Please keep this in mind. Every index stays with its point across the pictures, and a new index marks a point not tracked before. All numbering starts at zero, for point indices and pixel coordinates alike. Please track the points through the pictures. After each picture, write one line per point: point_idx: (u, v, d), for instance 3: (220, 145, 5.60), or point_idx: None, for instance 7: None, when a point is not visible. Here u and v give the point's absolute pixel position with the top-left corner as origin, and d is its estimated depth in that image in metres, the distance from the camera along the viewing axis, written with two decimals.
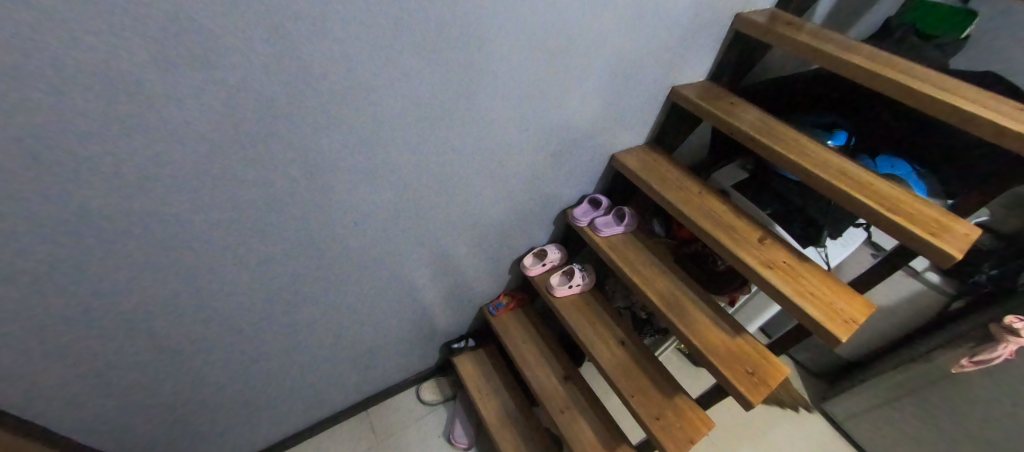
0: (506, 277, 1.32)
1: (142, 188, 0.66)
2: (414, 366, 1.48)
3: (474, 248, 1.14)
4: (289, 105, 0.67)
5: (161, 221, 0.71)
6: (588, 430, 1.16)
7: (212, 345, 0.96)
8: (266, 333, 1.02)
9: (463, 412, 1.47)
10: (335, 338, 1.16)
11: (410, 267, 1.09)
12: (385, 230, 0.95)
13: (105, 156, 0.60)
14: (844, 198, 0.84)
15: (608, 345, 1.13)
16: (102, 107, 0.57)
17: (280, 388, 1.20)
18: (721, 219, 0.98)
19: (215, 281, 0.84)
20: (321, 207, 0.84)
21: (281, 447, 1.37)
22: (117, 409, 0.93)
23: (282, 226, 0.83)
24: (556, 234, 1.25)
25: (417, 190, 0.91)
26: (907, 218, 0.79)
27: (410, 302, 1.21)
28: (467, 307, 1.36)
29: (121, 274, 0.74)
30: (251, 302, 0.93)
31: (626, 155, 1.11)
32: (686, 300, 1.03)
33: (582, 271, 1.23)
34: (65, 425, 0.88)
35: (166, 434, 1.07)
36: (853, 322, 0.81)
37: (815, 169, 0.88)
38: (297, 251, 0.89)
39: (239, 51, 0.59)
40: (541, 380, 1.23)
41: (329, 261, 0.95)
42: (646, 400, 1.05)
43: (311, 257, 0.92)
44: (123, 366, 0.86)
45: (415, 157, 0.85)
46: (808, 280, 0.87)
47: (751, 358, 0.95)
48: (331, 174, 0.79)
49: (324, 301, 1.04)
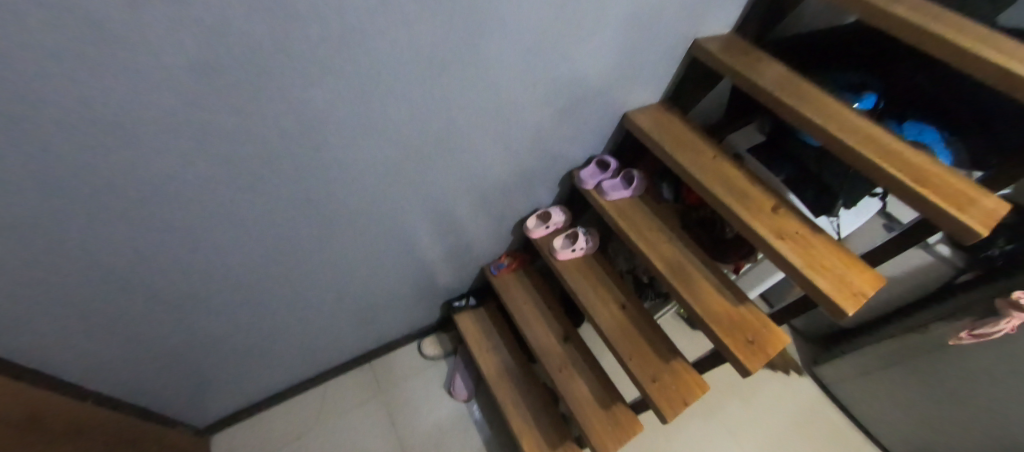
0: (509, 237, 1.30)
1: (129, 155, 0.60)
2: (415, 320, 1.50)
3: (476, 208, 1.11)
4: (281, 62, 0.60)
5: (152, 187, 0.66)
6: (585, 389, 1.18)
7: (211, 299, 0.96)
8: (266, 288, 1.02)
9: (463, 365, 1.51)
10: (337, 294, 1.17)
11: (410, 226, 1.07)
12: (384, 189, 0.92)
13: (85, 123, 0.54)
14: (868, 166, 0.80)
15: (609, 308, 1.13)
16: (71, 70, 0.49)
17: (284, 340, 1.22)
18: (734, 183, 0.93)
19: (211, 239, 0.82)
20: (317, 167, 0.79)
21: (288, 393, 1.42)
22: (122, 356, 0.95)
23: (278, 187, 0.79)
24: (561, 196, 1.22)
25: (417, 149, 0.87)
26: (933, 189, 0.74)
27: (410, 260, 1.20)
28: (468, 266, 1.36)
29: (111, 233, 0.71)
30: (248, 258, 0.92)
31: (639, 114, 1.05)
32: (691, 266, 1.01)
33: (586, 234, 1.20)
34: (72, 372, 0.90)
35: (177, 379, 1.11)
36: (861, 295, 0.79)
37: (841, 134, 0.83)
38: (294, 211, 0.86)
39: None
40: (541, 339, 1.25)
41: (327, 220, 0.93)
42: (644, 363, 1.06)
43: (310, 216, 0.90)
44: (123, 318, 0.87)
45: (415, 115, 0.79)
46: (820, 250, 0.85)
47: (752, 326, 0.94)
48: (327, 133, 0.74)
49: (323, 258, 1.02)
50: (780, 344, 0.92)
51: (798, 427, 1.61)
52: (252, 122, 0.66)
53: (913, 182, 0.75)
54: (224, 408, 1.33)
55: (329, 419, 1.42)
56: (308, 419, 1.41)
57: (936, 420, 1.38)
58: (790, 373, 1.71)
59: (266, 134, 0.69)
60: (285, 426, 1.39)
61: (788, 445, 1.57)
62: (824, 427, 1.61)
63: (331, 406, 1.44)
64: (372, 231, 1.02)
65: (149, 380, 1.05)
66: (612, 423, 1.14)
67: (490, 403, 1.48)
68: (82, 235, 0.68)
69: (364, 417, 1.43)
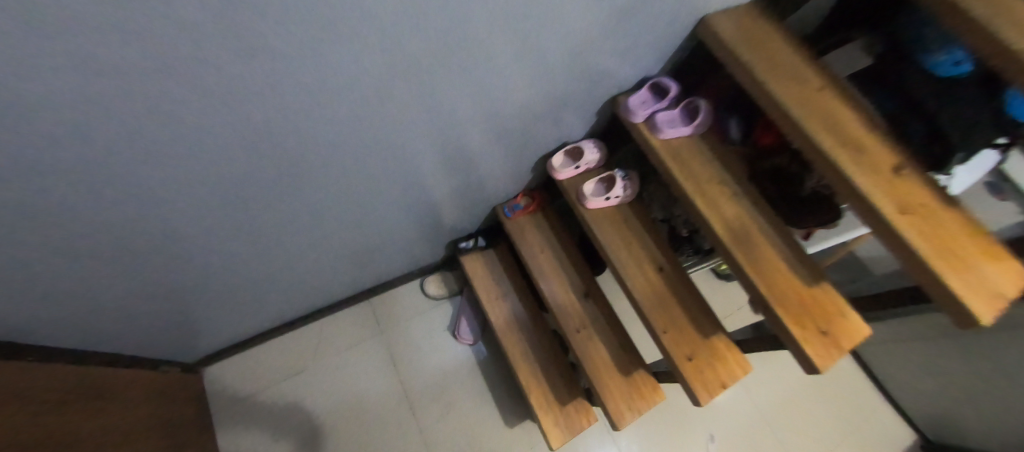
0: (528, 175, 1.08)
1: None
2: (418, 258, 1.34)
3: (490, 142, 0.88)
4: None
5: (29, 145, 0.45)
6: (604, 353, 1.05)
7: (171, 253, 0.79)
8: (237, 236, 0.84)
9: (470, 308, 1.39)
10: (328, 234, 1.00)
11: (409, 164, 0.85)
12: (374, 127, 0.69)
13: None
14: None
15: (644, 270, 0.94)
16: None
17: (268, 281, 1.08)
18: (845, 130, 0.68)
19: (152, 198, 0.63)
20: (279, 107, 0.56)
21: (282, 328, 1.33)
22: (78, 312, 0.81)
23: (230, 134, 0.57)
24: (596, 128, 0.97)
25: (417, 76, 0.62)
26: None
27: (409, 199, 1.00)
28: (478, 205, 1.16)
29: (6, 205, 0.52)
30: (209, 213, 0.72)
31: (722, 20, 0.75)
32: (757, 231, 0.80)
33: (625, 179, 0.98)
34: (20, 336, 0.77)
35: (156, 321, 0.99)
36: (1001, 298, 0.59)
37: None
38: (258, 159, 0.65)
39: None
40: (558, 295, 1.09)
41: (303, 167, 0.71)
42: (679, 337, 0.90)
43: (281, 165, 0.68)
44: (64, 281, 0.71)
45: (414, 27, 0.53)
46: (952, 232, 0.63)
47: (826, 311, 0.76)
48: (289, 62, 0.49)
49: (302, 202, 0.83)
50: (858, 336, 0.75)
51: (818, 385, 1.52)
52: (158, 39, 0.41)
53: None
54: (217, 342, 1.24)
55: (328, 354, 1.34)
56: (307, 353, 1.33)
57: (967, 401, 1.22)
58: None
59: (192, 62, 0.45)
60: (282, 361, 1.32)
61: (806, 404, 1.49)
62: (847, 387, 1.52)
63: (329, 343, 1.35)
64: (363, 172, 0.81)
65: (122, 325, 0.93)
66: (631, 392, 1.02)
67: (497, 348, 1.39)
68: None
69: (365, 356, 1.34)
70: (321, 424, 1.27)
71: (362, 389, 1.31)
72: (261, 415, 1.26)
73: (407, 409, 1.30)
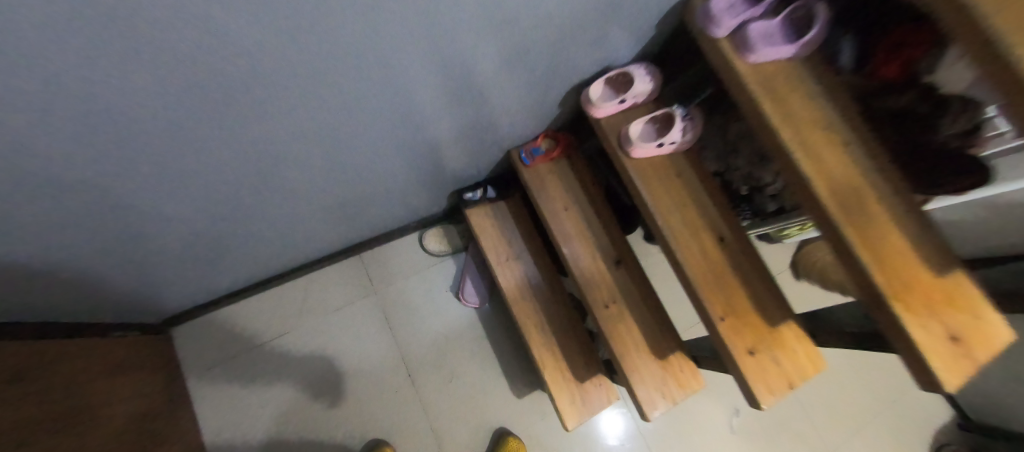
0: (553, 111, 0.84)
1: None
2: (417, 208, 1.14)
3: (510, 66, 0.64)
4: None
5: None
6: (636, 333, 0.87)
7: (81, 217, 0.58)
8: (175, 195, 0.63)
9: (477, 268, 1.21)
10: (303, 187, 0.79)
11: (401, 101, 0.62)
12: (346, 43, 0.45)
13: None
14: None
15: (700, 239, 0.73)
16: None
17: (231, 240, 0.89)
18: None
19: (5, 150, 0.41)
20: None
21: (259, 286, 1.16)
22: None
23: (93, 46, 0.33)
24: (649, 49, 0.73)
25: None
26: None
27: (401, 145, 0.77)
28: (489, 148, 0.93)
29: None
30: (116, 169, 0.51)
31: None
32: (870, 195, 0.58)
33: (684, 119, 0.74)
34: None
35: (99, 283, 0.81)
36: None
37: None
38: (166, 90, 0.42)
39: None
40: (584, 262, 0.89)
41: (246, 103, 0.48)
42: (741, 326, 0.71)
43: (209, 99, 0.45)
44: None
45: None
46: None
47: (956, 310, 0.56)
48: None
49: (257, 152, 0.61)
50: (993, 344, 0.56)
51: (855, 359, 1.36)
52: None
53: None
54: (186, 300, 1.07)
55: (315, 314, 1.18)
56: (291, 313, 1.17)
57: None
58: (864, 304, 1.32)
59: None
60: (264, 321, 1.16)
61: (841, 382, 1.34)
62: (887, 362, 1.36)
63: (317, 303, 1.19)
64: (339, 114, 0.58)
65: (54, 291, 0.76)
66: (665, 379, 0.86)
67: (506, 312, 1.23)
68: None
69: (359, 318, 1.19)
70: (310, 391, 1.14)
71: (356, 354, 1.17)
72: (244, 380, 1.13)
73: (407, 378, 1.17)
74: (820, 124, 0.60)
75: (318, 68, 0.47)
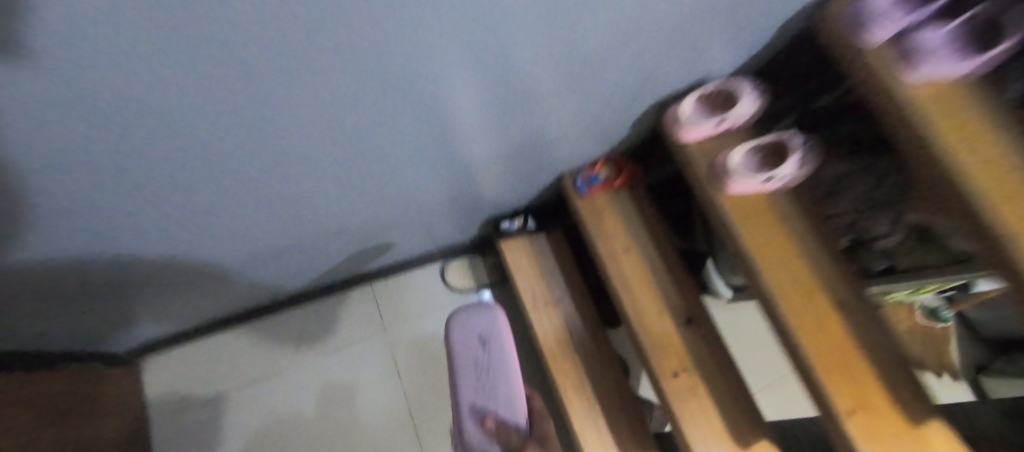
0: (621, 131, 0.69)
1: None
2: (440, 240, 0.97)
3: (594, 71, 0.50)
4: None
5: None
6: (713, 411, 0.69)
7: (30, 244, 0.43)
8: (161, 218, 0.48)
9: (486, 361, 0.64)
10: (310, 208, 0.60)
11: (464, 104, 0.47)
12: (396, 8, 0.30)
13: None
14: None
15: (810, 303, 0.57)
16: None
17: (223, 270, 0.71)
18: None
19: None
20: None
21: (250, 316, 0.97)
22: None
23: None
24: (759, 60, 0.58)
25: None
26: None
27: (445, 163, 0.62)
28: (537, 174, 0.77)
29: None
30: (79, 176, 0.36)
31: None
32: None
33: (799, 148, 0.59)
34: None
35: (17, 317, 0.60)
36: None
37: None
38: (154, 73, 0.28)
39: None
40: (646, 313, 0.73)
41: (257, 94, 0.34)
42: (870, 420, 0.54)
43: (193, 83, 0.31)
44: None
45: None
46: None
47: None
48: None
49: (275, 164, 0.46)
50: None
51: None
52: None
53: None
54: (159, 329, 0.88)
55: (312, 352, 0.98)
56: (286, 353, 0.98)
57: None
58: None
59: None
60: (248, 360, 0.97)
61: None
62: None
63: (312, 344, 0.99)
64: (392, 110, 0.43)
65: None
66: None
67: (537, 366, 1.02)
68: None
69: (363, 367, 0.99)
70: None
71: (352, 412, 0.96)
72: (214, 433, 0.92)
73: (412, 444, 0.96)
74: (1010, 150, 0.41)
75: (353, 63, 0.34)
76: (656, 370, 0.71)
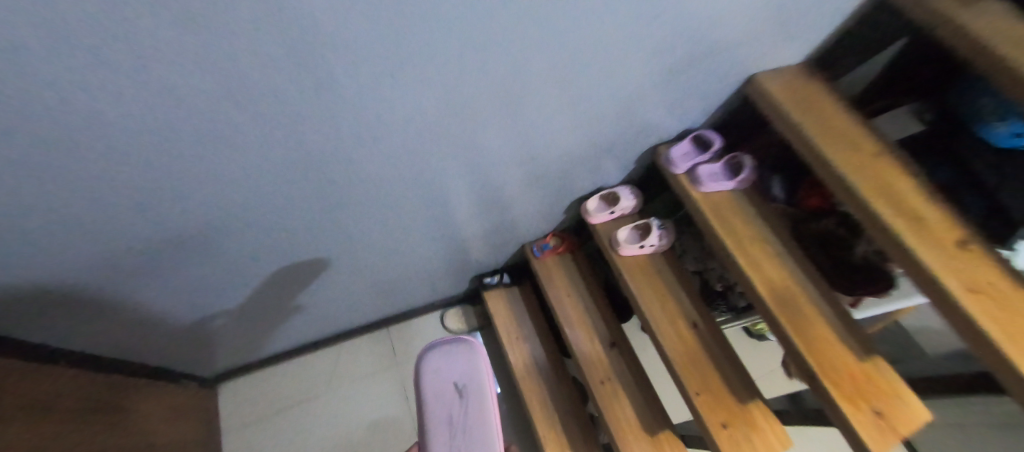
0: (559, 217, 1.05)
1: (77, 153, 0.41)
2: (439, 293, 1.29)
3: (532, 183, 0.86)
4: (291, 70, 0.41)
5: (134, 187, 0.49)
6: (629, 409, 0.97)
7: (209, 283, 0.76)
8: (277, 271, 0.82)
9: (461, 416, 0.67)
10: (352, 267, 0.93)
11: (457, 203, 0.83)
12: (421, 168, 0.66)
13: (41, 119, 0.37)
14: (940, 253, 0.61)
15: (675, 325, 0.89)
16: (125, 102, 0.38)
17: (294, 311, 1.03)
18: (904, 200, 0.65)
19: (197, 225, 0.60)
20: (337, 150, 0.55)
21: (296, 353, 1.26)
22: (118, 332, 0.79)
23: (279, 169, 0.55)
24: (634, 175, 0.95)
25: (472, 118, 0.59)
26: (1006, 305, 0.57)
27: (445, 236, 0.97)
28: (508, 244, 1.12)
29: (72, 234, 0.52)
30: (254, 245, 0.70)
31: (771, 77, 0.75)
32: (802, 296, 0.75)
33: (661, 228, 0.96)
34: (77, 343, 0.77)
35: (157, 344, 0.90)
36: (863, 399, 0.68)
37: (903, 206, 0.64)
38: (313, 191, 0.63)
39: (268, 65, 0.40)
40: (582, 339, 1.05)
41: (349, 200, 0.68)
42: (714, 402, 0.82)
43: (324, 197, 0.65)
44: (114, 302, 0.70)
45: (471, 76, 0.51)
46: (969, 309, 0.57)
47: (832, 364, 0.70)
48: (346, 105, 0.48)
49: (348, 237, 0.80)
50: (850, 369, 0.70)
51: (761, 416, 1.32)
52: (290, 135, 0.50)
53: None
54: (232, 361, 1.18)
55: (342, 381, 1.26)
56: (319, 381, 1.26)
57: None
58: None
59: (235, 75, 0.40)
60: (291, 388, 1.25)
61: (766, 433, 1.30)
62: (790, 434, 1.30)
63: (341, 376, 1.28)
64: (414, 207, 0.78)
65: (130, 344, 0.86)
66: None
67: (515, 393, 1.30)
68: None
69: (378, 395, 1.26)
70: None
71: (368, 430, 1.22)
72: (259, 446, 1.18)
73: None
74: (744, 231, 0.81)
75: (398, 189, 0.70)
76: (588, 378, 1.00)
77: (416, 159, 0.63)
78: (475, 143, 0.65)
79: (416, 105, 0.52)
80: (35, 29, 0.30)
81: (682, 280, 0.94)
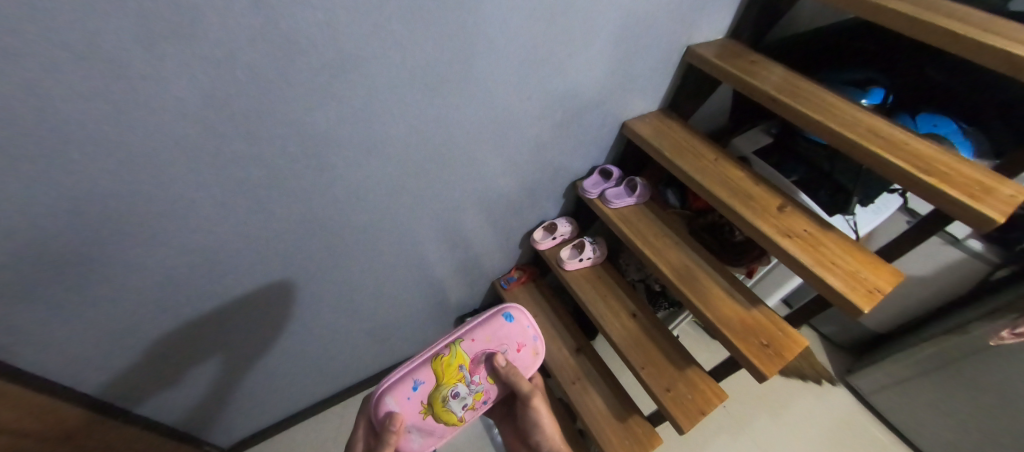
0: (517, 251, 1.30)
1: (159, 193, 0.67)
2: (431, 340, 1.47)
3: (483, 220, 1.11)
4: (296, 129, 0.70)
5: (186, 225, 0.73)
6: (599, 401, 1.14)
7: (233, 329, 0.96)
8: (288, 317, 1.02)
9: None
10: (352, 314, 1.13)
11: (426, 243, 1.07)
12: (388, 205, 0.91)
13: (147, 166, 0.63)
14: (759, 214, 0.89)
15: (618, 317, 1.11)
16: (195, 153, 0.65)
17: (306, 365, 1.20)
18: (739, 187, 0.95)
19: (225, 263, 0.82)
20: (324, 190, 0.81)
21: (303, 415, 1.39)
22: (157, 383, 0.96)
23: (286, 209, 0.80)
24: (566, 207, 1.23)
25: (420, 163, 0.87)
26: (806, 242, 0.84)
27: (424, 278, 1.18)
28: (479, 282, 1.35)
29: (136, 267, 0.74)
30: (266, 286, 0.91)
31: (638, 122, 1.08)
32: (698, 271, 1.00)
33: (593, 244, 1.22)
34: (118, 396, 0.93)
35: (192, 401, 1.07)
36: (750, 334, 0.89)
37: (734, 189, 0.94)
38: (310, 231, 0.87)
39: (286, 124, 0.68)
40: (551, 349, 1.24)
41: (337, 240, 0.92)
42: (656, 372, 1.01)
43: (321, 237, 0.89)
44: (158, 348, 0.88)
45: (412, 129, 0.80)
46: (783, 244, 0.84)
47: (726, 315, 0.93)
48: (331, 150, 0.75)
49: (343, 280, 1.02)
50: (736, 313, 0.93)
51: (735, 410, 1.50)
52: (293, 180, 0.76)
53: (834, 254, 0.82)
54: (248, 428, 1.31)
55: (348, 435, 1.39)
56: (331, 437, 1.39)
57: (975, 424, 1.24)
58: (820, 383, 1.55)
59: (269, 141, 0.69)
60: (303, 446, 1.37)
61: (753, 426, 1.46)
62: (762, 426, 1.46)
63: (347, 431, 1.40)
64: (393, 247, 1.02)
65: (165, 400, 1.02)
66: (638, 437, 1.07)
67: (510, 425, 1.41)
68: (36, 237, 0.63)
69: None
70: None
71: None
72: None
73: None
74: (650, 229, 1.08)
75: (374, 227, 0.94)
76: (560, 381, 1.18)
77: (385, 198, 0.90)
78: (425, 184, 0.92)
79: (376, 152, 0.80)
80: (168, 108, 0.59)
81: (620, 283, 1.18)
